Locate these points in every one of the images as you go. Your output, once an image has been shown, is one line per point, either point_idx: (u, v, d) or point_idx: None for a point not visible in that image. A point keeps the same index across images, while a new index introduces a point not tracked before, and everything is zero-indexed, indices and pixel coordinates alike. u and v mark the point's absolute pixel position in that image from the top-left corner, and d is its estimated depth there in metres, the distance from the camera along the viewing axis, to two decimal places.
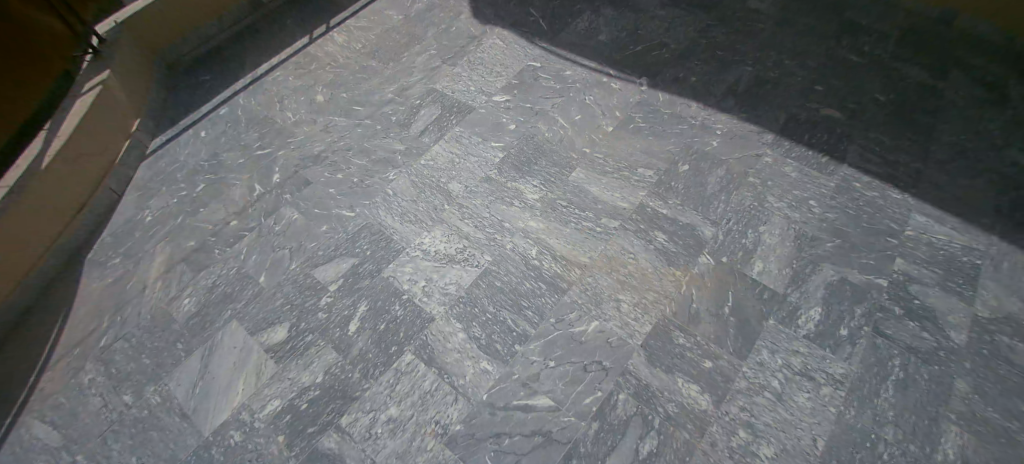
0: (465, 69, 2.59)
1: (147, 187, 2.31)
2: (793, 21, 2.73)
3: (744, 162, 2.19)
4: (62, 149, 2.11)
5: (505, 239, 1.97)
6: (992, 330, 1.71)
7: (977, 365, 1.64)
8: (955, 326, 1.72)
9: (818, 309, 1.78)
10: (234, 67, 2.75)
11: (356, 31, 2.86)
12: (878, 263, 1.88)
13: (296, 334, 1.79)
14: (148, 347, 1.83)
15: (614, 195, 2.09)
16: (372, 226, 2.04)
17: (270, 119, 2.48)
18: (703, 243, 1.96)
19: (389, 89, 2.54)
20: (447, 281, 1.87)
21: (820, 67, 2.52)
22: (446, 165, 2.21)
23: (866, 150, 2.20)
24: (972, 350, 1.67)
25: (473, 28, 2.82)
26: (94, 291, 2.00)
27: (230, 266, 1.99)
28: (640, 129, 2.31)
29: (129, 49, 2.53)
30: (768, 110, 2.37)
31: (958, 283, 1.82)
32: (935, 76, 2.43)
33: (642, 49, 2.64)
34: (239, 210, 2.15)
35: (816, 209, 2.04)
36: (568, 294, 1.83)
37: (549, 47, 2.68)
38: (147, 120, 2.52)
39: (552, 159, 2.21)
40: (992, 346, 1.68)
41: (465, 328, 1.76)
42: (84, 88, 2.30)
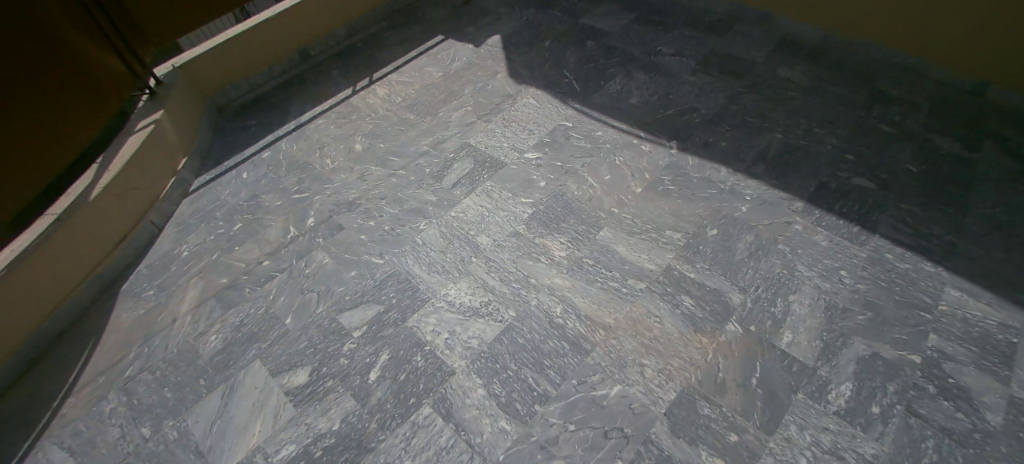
0: (499, 126, 2.68)
1: (187, 223, 2.40)
2: (822, 90, 2.77)
3: (774, 228, 2.19)
4: (110, 183, 2.21)
5: (530, 295, 1.97)
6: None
7: (1014, 449, 1.56)
8: (987, 406, 1.65)
9: (849, 385, 1.72)
10: (279, 114, 2.90)
11: (397, 85, 3.00)
12: (911, 338, 1.82)
13: (317, 379, 1.80)
14: (171, 381, 1.85)
15: (641, 256, 2.09)
16: (400, 275, 2.07)
17: (309, 165, 2.57)
18: (731, 309, 1.93)
19: (425, 142, 2.63)
20: (470, 335, 1.87)
21: (850, 136, 2.53)
22: (475, 217, 2.26)
23: (897, 221, 2.17)
24: (1009, 434, 1.59)
25: (509, 86, 2.93)
26: (126, 322, 2.05)
27: (259, 306, 2.03)
28: (668, 191, 2.34)
29: (183, 91, 2.70)
30: (797, 178, 2.37)
31: (993, 362, 1.75)
32: (966, 147, 2.42)
33: (671, 113, 2.70)
34: (272, 252, 2.21)
35: (847, 279, 2.00)
36: (591, 355, 1.80)
37: (580, 107, 2.77)
38: (193, 160, 2.64)
39: (580, 216, 2.23)
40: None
41: (486, 384, 1.75)
42: (137, 125, 2.45)
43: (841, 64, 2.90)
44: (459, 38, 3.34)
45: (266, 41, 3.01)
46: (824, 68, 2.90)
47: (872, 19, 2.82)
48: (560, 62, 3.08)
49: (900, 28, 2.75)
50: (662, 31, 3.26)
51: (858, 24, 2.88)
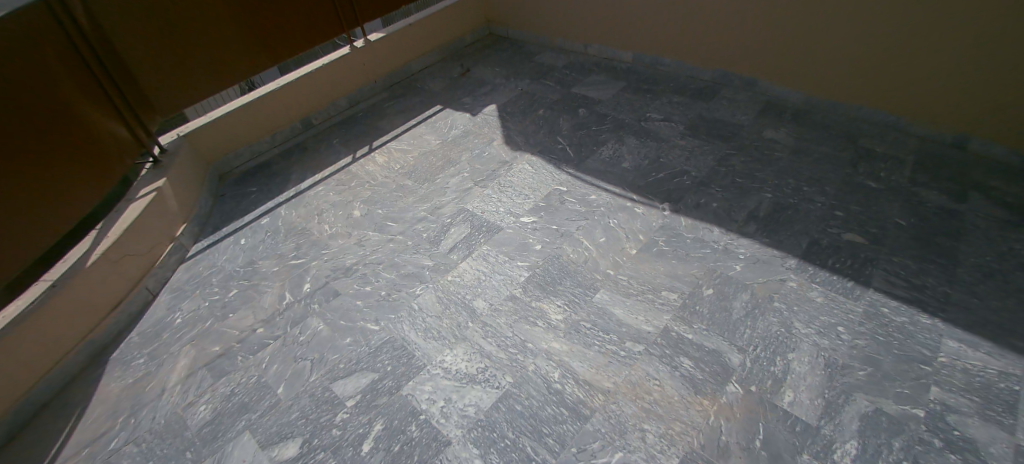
0: (495, 191, 2.75)
1: (182, 289, 2.40)
2: (807, 150, 2.88)
3: (769, 286, 2.20)
4: (107, 250, 2.23)
5: (527, 361, 1.95)
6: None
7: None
8: (997, 458, 1.61)
9: (853, 443, 1.69)
10: (279, 180, 2.97)
11: (396, 152, 3.10)
12: (913, 392, 1.80)
13: (308, 451, 1.74)
14: (156, 454, 1.79)
15: (638, 318, 2.09)
16: (396, 341, 2.05)
17: (307, 231, 2.61)
18: (731, 370, 1.91)
19: (423, 208, 2.68)
20: (466, 402, 1.84)
21: (837, 193, 2.61)
22: (472, 281, 2.27)
23: (890, 274, 2.20)
24: None
25: (505, 152, 3.03)
26: (113, 392, 2.00)
27: (251, 374, 1.99)
28: (663, 251, 2.37)
29: (186, 158, 2.79)
30: (787, 236, 2.42)
31: (998, 411, 1.72)
32: (952, 199, 2.49)
33: (663, 176, 2.79)
34: (267, 318, 2.20)
35: (844, 336, 2.00)
36: (591, 422, 1.77)
37: (575, 173, 2.85)
38: (192, 225, 2.68)
39: (576, 279, 2.25)
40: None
41: (483, 454, 1.70)
42: (139, 193, 2.51)
43: (824, 125, 3.04)
44: (456, 107, 3.50)
45: (270, 113, 3.15)
46: (806, 128, 3.03)
47: (848, 84, 2.98)
48: (554, 129, 3.21)
49: (876, 91, 2.90)
50: (650, 98, 3.43)
51: (836, 88, 3.04)
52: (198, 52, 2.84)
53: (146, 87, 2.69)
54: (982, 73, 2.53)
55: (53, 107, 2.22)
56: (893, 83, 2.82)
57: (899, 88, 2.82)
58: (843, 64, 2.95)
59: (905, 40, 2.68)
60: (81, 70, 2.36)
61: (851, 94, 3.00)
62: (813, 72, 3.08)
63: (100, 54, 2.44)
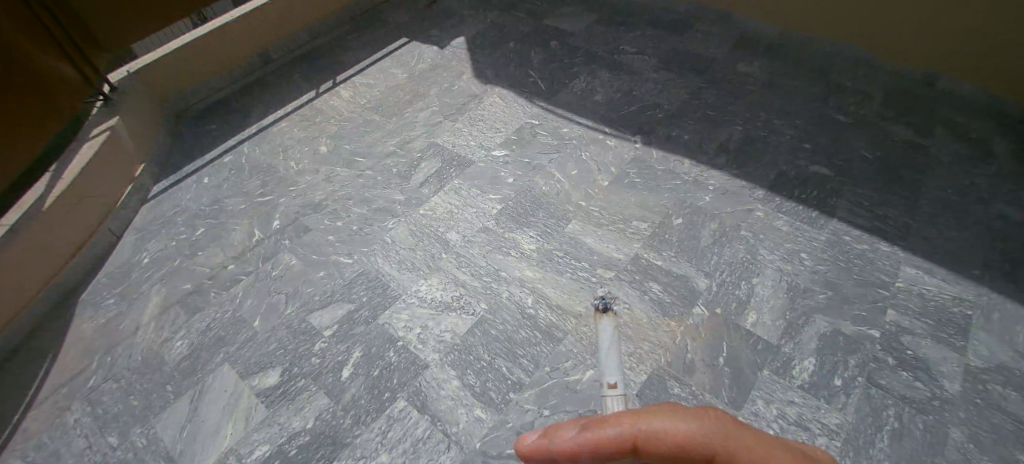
0: (465, 125, 2.71)
1: (147, 230, 2.36)
2: (778, 84, 2.89)
3: (737, 215, 2.27)
4: (65, 193, 2.16)
5: (501, 288, 2.00)
6: (986, 379, 1.73)
7: (971, 415, 1.65)
8: (946, 375, 1.74)
9: (812, 360, 1.80)
10: (240, 118, 2.88)
11: (362, 87, 3.01)
12: (869, 314, 1.91)
13: (288, 379, 1.79)
14: (136, 388, 1.82)
15: (609, 246, 2.14)
16: (370, 273, 2.08)
17: (274, 168, 2.56)
18: (698, 294, 1.99)
19: (392, 142, 2.64)
20: (443, 328, 1.89)
21: (806, 126, 2.64)
22: (445, 214, 2.28)
23: (854, 205, 2.28)
24: (966, 399, 1.68)
25: (474, 86, 2.97)
26: (86, 333, 2.00)
27: (226, 309, 2.01)
28: (634, 183, 2.40)
29: (139, 97, 2.67)
30: (756, 167, 2.47)
31: (950, 334, 1.84)
32: (918, 134, 2.55)
33: (635, 109, 2.78)
34: (238, 255, 2.19)
35: (807, 261, 2.09)
36: (563, 343, 1.84)
37: (547, 106, 2.82)
38: (151, 166, 2.60)
39: (548, 210, 2.28)
40: (986, 395, 1.69)
41: (460, 376, 1.76)
42: (91, 132, 2.39)
43: (797, 59, 3.03)
44: (423, 40, 3.37)
45: (225, 48, 2.99)
46: (779, 62, 3.03)
47: (827, 20, 2.95)
48: (525, 62, 3.14)
49: (854, 28, 2.89)
50: (624, 30, 3.35)
51: (815, 23, 3.01)
52: None
53: (90, 21, 2.52)
54: (960, 9, 2.52)
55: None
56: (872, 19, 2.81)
57: (877, 24, 2.81)
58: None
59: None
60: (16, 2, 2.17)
61: (830, 30, 2.98)
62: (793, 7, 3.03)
63: None
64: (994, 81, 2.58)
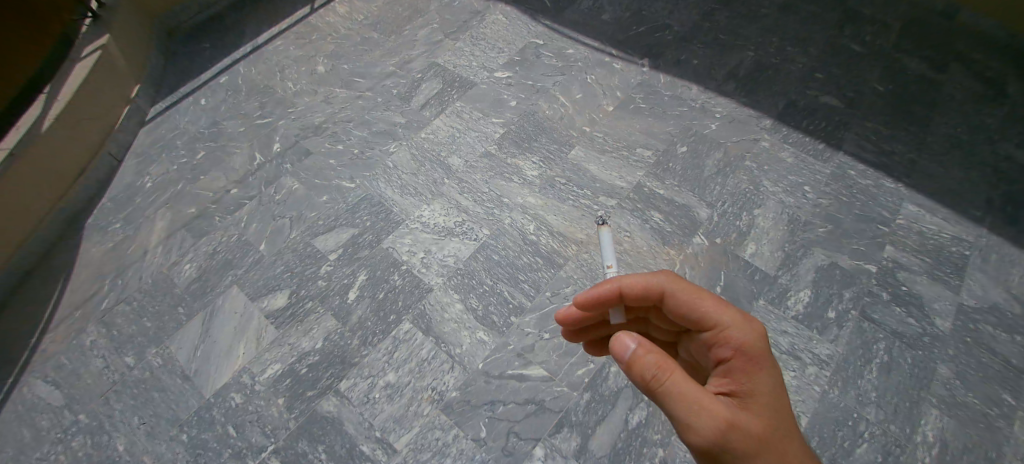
0: (467, 44, 2.59)
1: (147, 154, 2.32)
2: (795, 7, 2.73)
3: (742, 145, 2.22)
4: (62, 115, 2.10)
5: (503, 214, 2.00)
6: (977, 319, 1.77)
7: (959, 352, 1.70)
8: (939, 313, 1.78)
9: (807, 292, 1.83)
10: (232, 36, 2.74)
11: (357, 2, 2.84)
12: (868, 249, 1.93)
13: (296, 301, 1.83)
14: (149, 309, 1.86)
15: (612, 174, 2.12)
16: (373, 198, 2.07)
17: (270, 88, 2.48)
18: (698, 224, 1.99)
19: (391, 62, 2.54)
20: (445, 253, 1.91)
21: (820, 54, 2.53)
22: (446, 138, 2.23)
23: (862, 138, 2.23)
24: (956, 337, 1.73)
25: (476, 2, 2.80)
26: (95, 256, 2.02)
27: (231, 233, 2.01)
28: (640, 108, 2.34)
29: (128, 14, 2.51)
30: (766, 96, 2.39)
31: (946, 272, 1.87)
32: (935, 68, 2.45)
33: (645, 30, 2.65)
34: (240, 179, 2.16)
35: (810, 195, 2.08)
36: (564, 269, 1.86)
37: (551, 25, 2.68)
38: (146, 87, 2.51)
39: (552, 136, 2.23)
40: (975, 334, 1.74)
41: (463, 299, 1.81)
42: (83, 52, 2.28)
43: None
44: None
45: None
46: None
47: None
48: None
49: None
50: None
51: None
52: None
53: None
54: None
55: None
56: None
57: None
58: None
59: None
60: None
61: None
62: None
63: None
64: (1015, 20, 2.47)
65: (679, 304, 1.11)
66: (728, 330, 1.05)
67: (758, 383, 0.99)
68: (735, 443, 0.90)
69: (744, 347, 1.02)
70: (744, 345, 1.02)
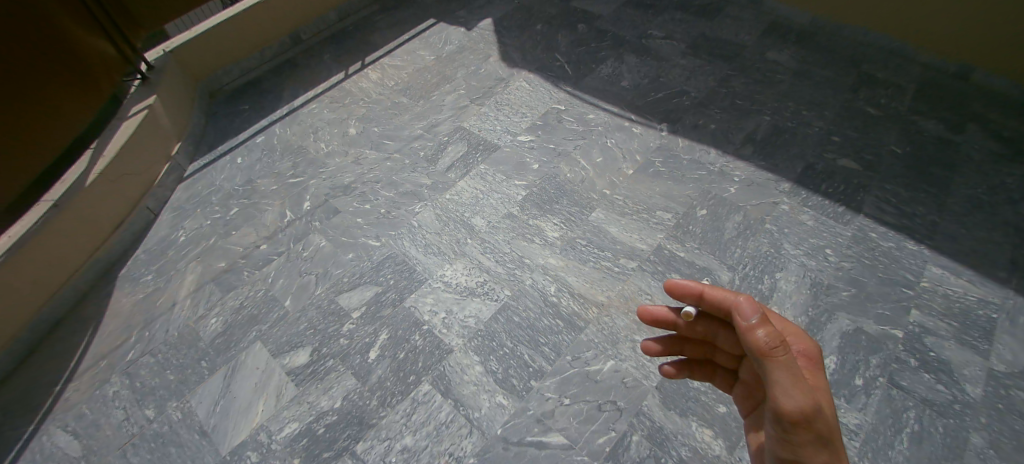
0: (492, 109, 2.70)
1: (182, 208, 2.41)
2: (810, 73, 2.81)
3: (762, 209, 2.24)
4: (106, 169, 2.21)
5: (524, 275, 2.02)
6: (1008, 384, 1.71)
7: (992, 419, 1.64)
8: (969, 380, 1.72)
9: (833, 359, 1.79)
10: (270, 99, 2.90)
11: (389, 69, 3.01)
12: (893, 313, 1.89)
13: (317, 359, 1.84)
14: (173, 363, 1.88)
15: (633, 236, 2.14)
16: (397, 257, 2.11)
17: (303, 149, 2.59)
18: (720, 287, 1.98)
19: (419, 126, 2.65)
20: (467, 314, 1.92)
21: (836, 118, 2.58)
22: (470, 200, 2.29)
23: (882, 201, 2.24)
24: (987, 404, 1.67)
25: (501, 70, 2.95)
26: (125, 307, 2.07)
27: (257, 289, 2.06)
28: (660, 172, 2.38)
29: (174, 76, 2.70)
30: (783, 159, 2.43)
31: (973, 337, 1.82)
32: (952, 130, 2.48)
33: (663, 96, 2.74)
34: (269, 235, 2.23)
35: (832, 258, 2.06)
36: (585, 333, 1.86)
37: (573, 91, 2.80)
38: (186, 144, 2.64)
39: (573, 198, 2.28)
40: (1008, 400, 1.67)
41: (483, 362, 1.80)
42: (130, 111, 2.43)
43: (830, 48, 2.94)
44: (451, 21, 3.35)
45: (256, 27, 3.00)
46: (812, 51, 2.94)
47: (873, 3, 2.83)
48: (553, 46, 3.10)
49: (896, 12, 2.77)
50: (653, 14, 3.28)
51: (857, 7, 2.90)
52: None
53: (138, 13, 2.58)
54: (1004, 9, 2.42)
55: (45, 30, 2.13)
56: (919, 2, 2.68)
57: (920, 8, 2.69)
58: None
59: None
60: None
61: (871, 14, 2.87)
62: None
63: None
64: None
65: (750, 307, 1.01)
66: (791, 338, 1.04)
67: (820, 385, 0.97)
68: (816, 423, 0.88)
69: (810, 353, 1.00)
70: (807, 351, 1.01)
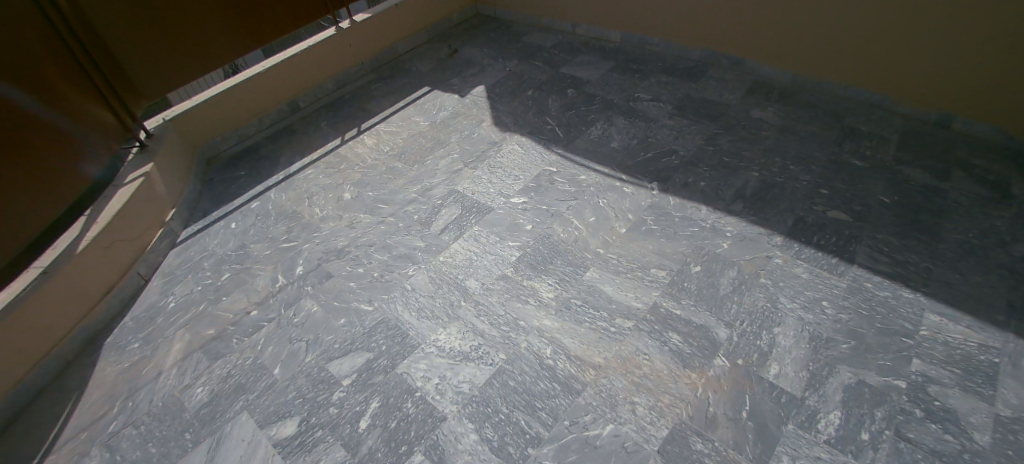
0: (485, 172, 2.77)
1: (173, 274, 2.40)
2: (793, 129, 2.91)
3: (756, 263, 2.25)
4: (100, 235, 2.23)
5: (519, 338, 1.99)
6: (1017, 430, 1.66)
7: None
8: (977, 428, 1.67)
9: (837, 414, 1.74)
10: (268, 165, 2.97)
11: (385, 134, 3.10)
12: (895, 364, 1.85)
13: (306, 429, 1.78)
14: (156, 436, 1.81)
15: (629, 295, 2.13)
16: (389, 321, 2.08)
17: (298, 213, 2.62)
18: (718, 345, 1.95)
19: (413, 189, 2.70)
20: (461, 379, 1.87)
21: (822, 171, 2.64)
22: (463, 261, 2.30)
23: (874, 251, 2.25)
24: (998, 452, 1.61)
25: (494, 133, 3.04)
26: (109, 376, 2.01)
27: (246, 356, 2.01)
28: (652, 230, 2.41)
29: (172, 143, 2.77)
30: (774, 214, 2.46)
31: (978, 383, 1.78)
32: (937, 178, 2.54)
33: (653, 155, 2.82)
34: (261, 300, 2.22)
35: (829, 310, 2.05)
36: (582, 396, 1.81)
37: (564, 153, 2.87)
38: (180, 210, 2.67)
39: (567, 258, 2.29)
40: (1018, 447, 1.62)
41: (478, 429, 1.74)
42: (127, 178, 2.49)
43: (810, 105, 3.07)
44: (444, 88, 3.49)
45: (256, 94, 3.12)
46: (793, 108, 3.06)
47: (849, 63, 2.96)
48: (544, 110, 3.22)
49: (872, 70, 2.90)
50: (639, 78, 3.43)
51: (835, 66, 3.02)
52: (193, 41, 2.82)
53: (139, 81, 2.69)
54: (978, 62, 2.55)
55: (47, 98, 2.21)
56: (893, 61, 2.81)
57: (895, 65, 2.81)
58: (842, 41, 2.92)
59: (904, 18, 2.66)
60: (61, 51, 2.29)
61: (849, 73, 2.99)
62: (812, 49, 3.05)
63: (78, 32, 2.36)
64: (1012, 126, 2.59)
65: None
66: None
67: None
68: None
69: None
70: None
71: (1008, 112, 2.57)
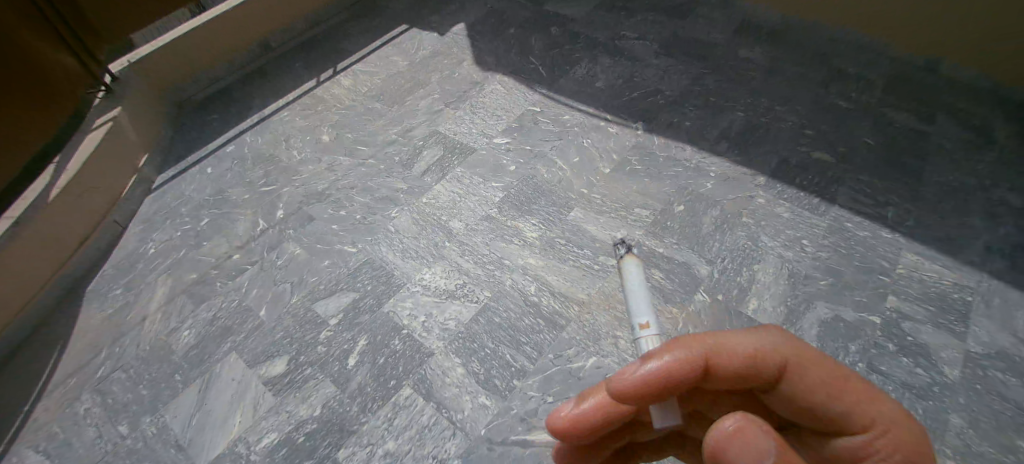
0: (467, 113, 2.71)
1: (152, 221, 2.37)
2: (781, 70, 2.87)
3: (739, 202, 2.27)
4: (70, 183, 2.17)
5: (504, 276, 2.02)
6: (986, 365, 1.74)
7: (971, 400, 1.66)
8: (946, 362, 1.75)
9: (812, 347, 1.80)
10: (240, 108, 2.89)
11: (362, 75, 3.01)
12: (870, 300, 1.91)
13: (295, 367, 1.81)
14: (146, 378, 1.84)
15: (612, 233, 2.15)
16: (374, 261, 2.09)
17: (276, 157, 2.57)
18: (699, 281, 1.99)
19: (394, 130, 2.65)
20: (447, 316, 1.90)
21: (808, 112, 2.63)
22: (445, 203, 2.29)
23: (856, 192, 2.27)
24: (965, 385, 1.69)
25: (476, 74, 2.96)
26: (94, 323, 2.02)
27: (231, 299, 2.02)
28: (636, 170, 2.41)
29: (139, 88, 2.66)
30: (758, 154, 2.46)
31: (950, 320, 1.85)
32: (922, 121, 2.53)
33: (638, 96, 2.77)
34: (243, 244, 2.20)
35: (808, 248, 2.09)
36: (567, 330, 1.85)
37: (548, 93, 2.81)
38: (153, 157, 2.61)
39: (551, 199, 2.28)
40: (985, 381, 1.70)
41: (464, 363, 1.78)
42: (94, 124, 2.39)
43: (798, 44, 3.01)
44: (423, 27, 3.36)
45: (223, 35, 2.98)
46: (781, 48, 3.00)
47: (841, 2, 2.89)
48: (527, 49, 3.12)
49: (863, 9, 2.83)
50: (625, 16, 3.33)
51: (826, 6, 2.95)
52: None
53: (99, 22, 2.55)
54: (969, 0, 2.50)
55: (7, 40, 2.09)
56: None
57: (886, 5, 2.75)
58: None
59: None
60: None
61: (840, 13, 2.92)
62: None
63: None
64: (999, 68, 2.56)
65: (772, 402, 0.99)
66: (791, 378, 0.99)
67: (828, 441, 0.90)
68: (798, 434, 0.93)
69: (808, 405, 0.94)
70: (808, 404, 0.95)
71: (997, 52, 2.53)
